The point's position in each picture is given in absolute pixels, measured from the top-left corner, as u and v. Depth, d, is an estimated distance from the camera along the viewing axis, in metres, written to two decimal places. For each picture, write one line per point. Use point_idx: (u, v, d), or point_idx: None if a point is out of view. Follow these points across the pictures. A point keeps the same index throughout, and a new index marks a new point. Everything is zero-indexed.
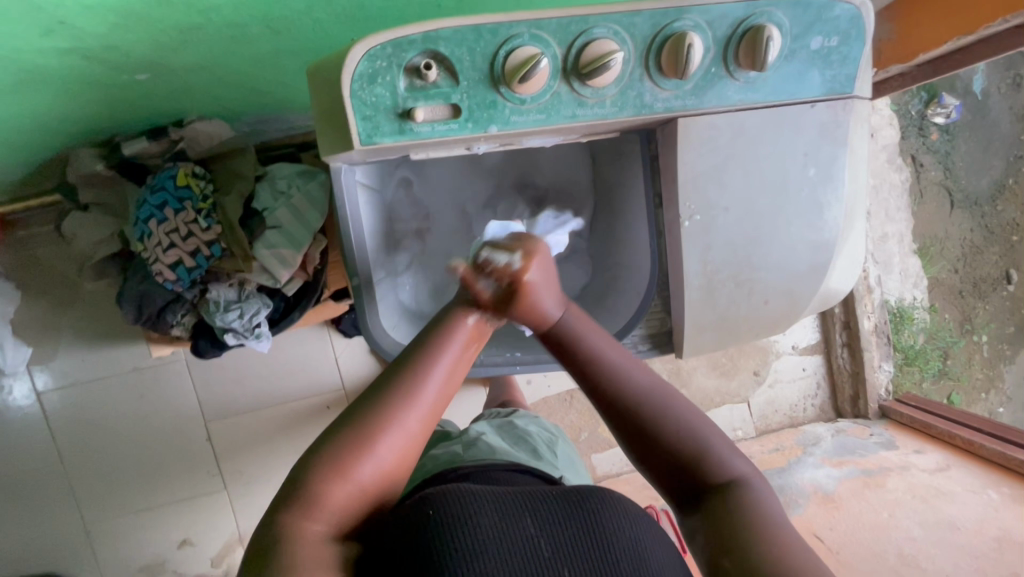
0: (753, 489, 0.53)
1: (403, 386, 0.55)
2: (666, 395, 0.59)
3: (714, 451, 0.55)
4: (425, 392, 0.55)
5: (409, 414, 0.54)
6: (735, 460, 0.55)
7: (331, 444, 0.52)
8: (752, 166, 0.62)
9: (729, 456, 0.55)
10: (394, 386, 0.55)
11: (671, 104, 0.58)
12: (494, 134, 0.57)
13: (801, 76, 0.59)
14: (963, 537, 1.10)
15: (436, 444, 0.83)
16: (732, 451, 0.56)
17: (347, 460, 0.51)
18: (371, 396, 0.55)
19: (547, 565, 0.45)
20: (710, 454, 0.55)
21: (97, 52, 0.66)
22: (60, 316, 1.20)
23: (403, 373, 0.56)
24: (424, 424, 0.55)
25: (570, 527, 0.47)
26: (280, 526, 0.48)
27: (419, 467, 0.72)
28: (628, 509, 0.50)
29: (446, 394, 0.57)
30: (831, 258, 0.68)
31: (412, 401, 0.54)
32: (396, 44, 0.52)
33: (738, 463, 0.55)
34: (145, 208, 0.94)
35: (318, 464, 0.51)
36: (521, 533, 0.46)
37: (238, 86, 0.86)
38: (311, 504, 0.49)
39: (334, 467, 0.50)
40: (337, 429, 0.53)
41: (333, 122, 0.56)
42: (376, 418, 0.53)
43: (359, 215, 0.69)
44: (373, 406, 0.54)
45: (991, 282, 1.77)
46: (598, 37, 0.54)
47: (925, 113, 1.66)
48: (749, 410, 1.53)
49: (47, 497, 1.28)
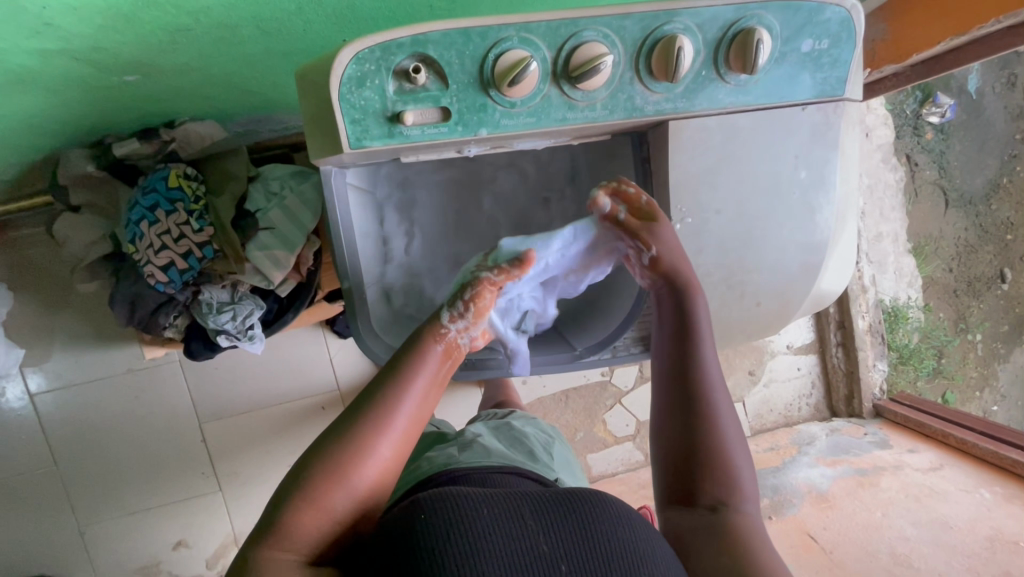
0: (750, 521, 0.54)
1: (374, 415, 0.53)
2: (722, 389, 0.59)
3: (732, 471, 0.55)
4: (394, 423, 0.53)
5: (381, 444, 0.53)
6: (748, 484, 0.56)
7: (304, 474, 0.51)
8: (743, 168, 0.62)
9: (744, 479, 0.55)
10: (363, 415, 0.53)
11: (662, 107, 0.58)
12: (484, 137, 0.57)
13: (792, 79, 0.59)
14: (956, 536, 1.11)
15: (431, 446, 0.83)
16: (748, 471, 0.56)
17: (318, 493, 0.50)
18: (342, 424, 0.53)
19: (545, 561, 0.45)
20: (726, 475, 0.55)
21: (85, 54, 0.66)
22: (52, 317, 1.19)
23: (373, 401, 0.54)
24: (395, 452, 0.54)
25: (565, 524, 0.47)
26: (258, 557, 0.48)
27: (413, 470, 0.72)
28: (621, 511, 0.50)
29: (418, 418, 0.55)
30: (822, 260, 0.68)
31: (383, 432, 0.53)
32: (385, 47, 0.51)
33: (750, 487, 0.56)
34: (136, 209, 0.93)
35: (291, 494, 0.50)
36: (516, 531, 0.46)
37: (230, 87, 0.85)
38: (286, 534, 0.49)
39: (305, 498, 0.50)
40: (309, 459, 0.52)
41: (322, 126, 0.56)
42: (346, 448, 0.51)
43: (349, 217, 0.69)
44: (344, 435, 0.52)
45: (985, 281, 1.78)
46: (588, 40, 0.54)
47: (920, 112, 1.67)
48: (743, 406, 1.50)
49: (42, 499, 1.28)
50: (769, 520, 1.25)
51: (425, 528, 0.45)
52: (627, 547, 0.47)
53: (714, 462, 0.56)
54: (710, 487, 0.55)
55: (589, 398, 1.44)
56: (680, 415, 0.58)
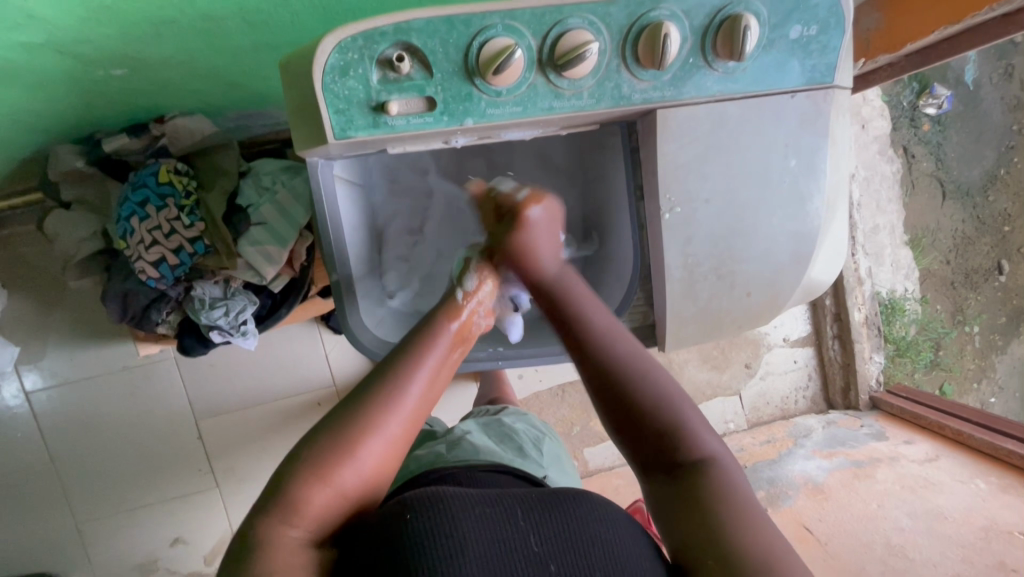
0: (728, 472, 0.53)
1: (388, 387, 0.55)
2: (644, 365, 0.59)
3: (685, 428, 0.55)
4: (407, 397, 0.55)
5: (391, 420, 0.54)
6: (709, 439, 0.55)
7: (312, 449, 0.51)
8: (732, 157, 0.62)
9: (703, 435, 0.55)
10: (377, 391, 0.55)
11: (649, 95, 0.58)
12: (470, 127, 0.57)
13: (781, 66, 0.58)
14: (950, 526, 1.11)
15: (421, 444, 0.83)
16: (707, 431, 0.56)
17: (327, 468, 0.50)
18: (352, 403, 0.55)
19: (534, 561, 0.45)
20: (681, 428, 0.55)
21: (70, 47, 0.65)
22: (45, 315, 1.19)
23: (385, 376, 0.57)
24: (406, 430, 0.55)
25: (555, 524, 0.47)
26: (264, 532, 0.47)
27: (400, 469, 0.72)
28: (607, 510, 0.50)
29: (430, 395, 0.58)
30: (813, 249, 0.67)
31: (397, 407, 0.54)
32: (367, 36, 0.51)
33: (712, 442, 0.55)
34: (127, 205, 0.93)
35: (298, 472, 0.50)
36: (505, 532, 0.46)
37: (218, 81, 0.85)
38: (291, 508, 0.49)
39: (315, 472, 0.50)
40: (318, 437, 0.52)
41: (307, 117, 0.55)
42: (356, 423, 0.53)
43: (337, 210, 0.69)
44: (354, 410, 0.54)
45: (983, 273, 1.78)
46: (574, 27, 0.53)
47: (917, 104, 1.66)
48: (741, 402, 1.52)
49: (38, 497, 1.28)
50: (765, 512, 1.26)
51: (414, 527, 0.44)
52: (612, 547, 0.47)
53: (662, 417, 0.56)
54: (677, 446, 0.54)
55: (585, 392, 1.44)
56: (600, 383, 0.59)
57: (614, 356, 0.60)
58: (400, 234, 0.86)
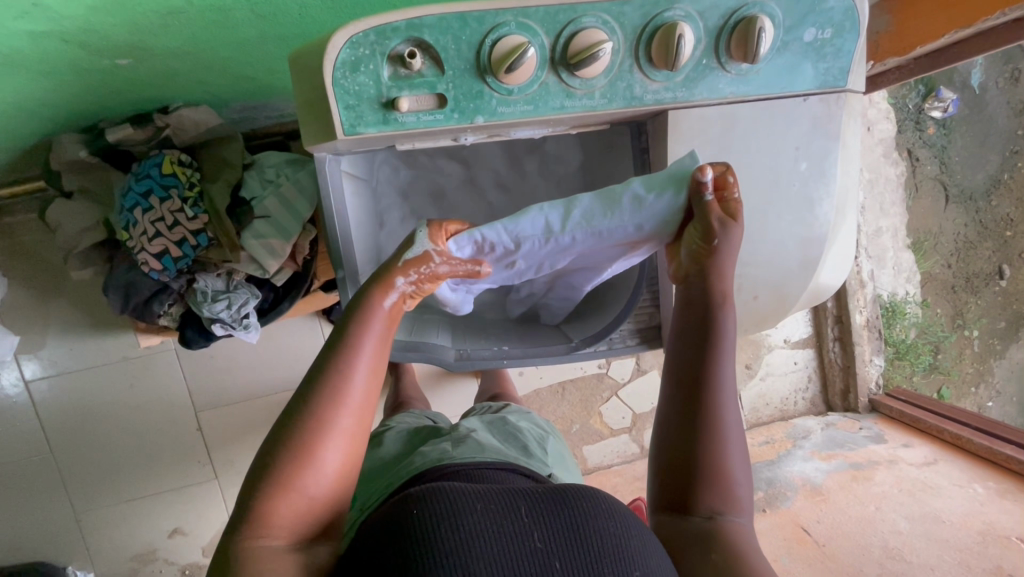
0: (745, 533, 0.54)
1: (331, 390, 0.51)
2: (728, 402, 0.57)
3: (728, 483, 0.55)
4: (350, 397, 0.52)
5: (340, 415, 0.51)
6: (744, 497, 0.56)
7: (268, 462, 0.49)
8: (742, 160, 0.62)
9: (740, 493, 0.55)
10: (320, 391, 0.51)
11: (661, 96, 0.57)
12: (480, 125, 0.56)
13: (794, 69, 0.58)
14: (948, 530, 1.12)
15: (424, 441, 0.83)
16: (744, 488, 0.56)
17: (287, 477, 0.49)
18: (301, 406, 0.51)
19: (539, 559, 0.45)
20: (723, 486, 0.55)
21: (77, 36, 0.65)
22: (45, 304, 1.18)
23: (327, 381, 0.51)
24: (359, 422, 0.52)
25: (560, 521, 0.47)
26: (242, 548, 0.48)
27: (405, 464, 0.71)
28: (613, 507, 0.50)
29: (375, 381, 0.54)
30: (821, 253, 0.67)
31: (343, 403, 0.51)
32: (379, 31, 0.50)
33: (746, 498, 0.56)
34: (130, 195, 0.92)
35: (264, 480, 0.49)
36: (511, 530, 0.46)
37: (225, 73, 0.84)
38: (261, 521, 0.48)
39: (277, 484, 0.49)
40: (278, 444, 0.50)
41: (316, 111, 0.55)
42: (306, 430, 0.50)
43: (344, 205, 0.68)
44: (304, 410, 0.51)
45: (984, 277, 1.78)
46: (588, 26, 0.53)
47: (923, 107, 1.66)
48: (741, 403, 1.52)
49: (37, 486, 1.28)
50: (762, 513, 1.27)
51: (426, 528, 0.45)
52: (620, 544, 0.47)
53: (711, 472, 0.55)
54: (705, 498, 0.54)
55: (585, 390, 1.44)
56: (680, 410, 0.57)
57: (718, 392, 0.57)
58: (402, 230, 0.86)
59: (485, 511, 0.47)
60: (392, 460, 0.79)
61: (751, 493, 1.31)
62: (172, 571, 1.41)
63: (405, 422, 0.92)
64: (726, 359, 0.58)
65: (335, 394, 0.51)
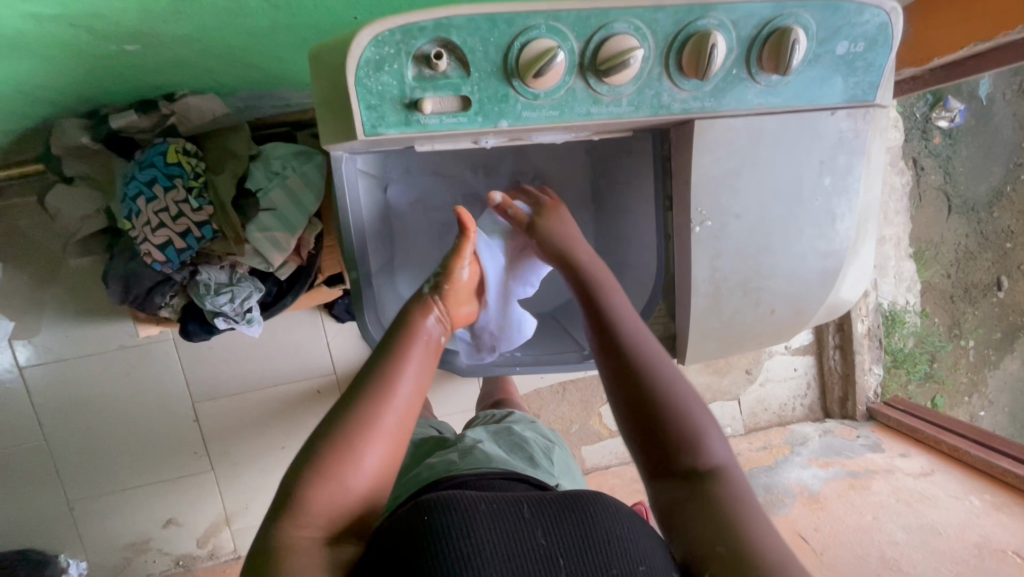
0: (732, 474, 0.55)
1: (372, 394, 0.54)
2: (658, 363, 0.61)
3: (700, 432, 0.56)
4: (395, 397, 0.54)
5: (383, 416, 0.53)
6: (718, 445, 0.56)
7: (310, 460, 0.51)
8: (767, 172, 0.61)
9: (714, 444, 0.56)
10: (363, 394, 0.54)
11: (689, 105, 0.56)
12: (504, 129, 0.55)
13: (824, 82, 0.57)
14: (945, 542, 1.13)
15: (432, 452, 0.81)
16: (718, 439, 0.57)
17: (329, 468, 0.50)
18: (348, 400, 0.54)
19: (541, 557, 0.45)
20: (693, 435, 0.56)
21: (86, 21, 0.63)
22: (41, 290, 1.16)
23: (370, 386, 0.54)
24: (400, 427, 0.54)
25: (566, 522, 0.47)
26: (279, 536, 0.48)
27: (413, 477, 0.70)
28: (620, 511, 0.50)
29: (419, 389, 0.56)
30: (840, 268, 0.67)
31: (387, 402, 0.54)
32: (406, 30, 0.49)
33: (721, 448, 0.56)
34: (133, 184, 0.90)
35: (305, 473, 0.51)
36: (515, 529, 0.46)
37: (236, 62, 0.82)
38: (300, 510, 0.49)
39: (318, 472, 0.50)
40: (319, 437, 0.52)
41: (336, 110, 0.53)
42: (346, 434, 0.52)
43: (358, 205, 0.67)
44: (348, 408, 0.53)
45: (982, 288, 1.79)
46: (619, 32, 0.52)
47: (930, 116, 1.65)
48: (740, 407, 1.52)
49: (29, 473, 1.26)
50: None
51: (431, 524, 0.45)
52: (623, 542, 0.47)
53: (677, 427, 0.56)
54: (680, 453, 0.55)
55: (585, 391, 1.43)
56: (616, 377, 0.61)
57: (649, 361, 0.60)
58: (416, 234, 0.85)
59: (490, 513, 0.47)
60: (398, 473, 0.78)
61: None
62: (165, 561, 1.40)
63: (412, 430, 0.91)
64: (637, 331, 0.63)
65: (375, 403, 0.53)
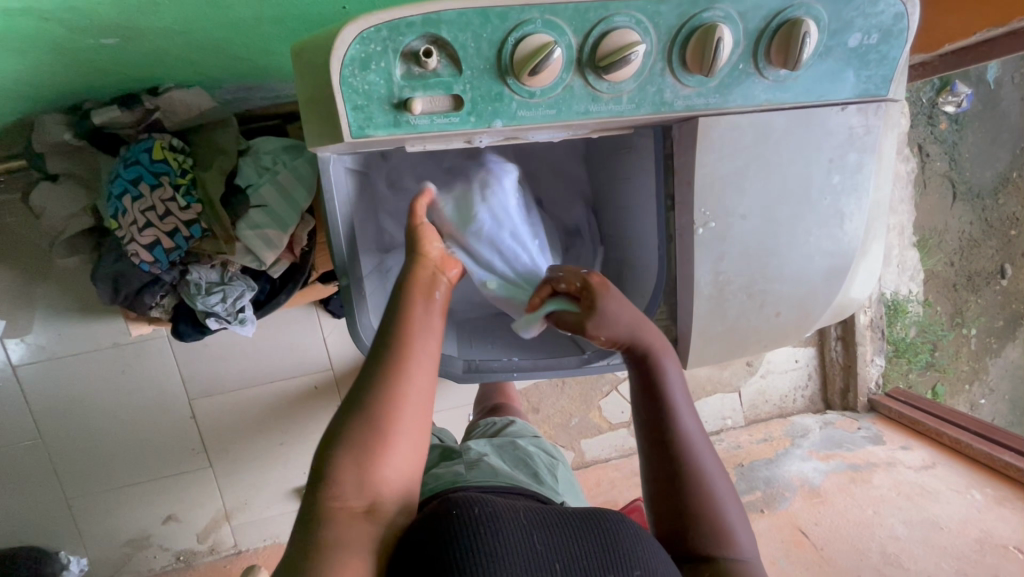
0: (752, 567, 0.58)
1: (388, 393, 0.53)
2: (700, 450, 0.61)
3: (728, 525, 0.58)
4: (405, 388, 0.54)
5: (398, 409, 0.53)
6: (747, 540, 0.59)
7: (346, 430, 0.52)
8: (773, 171, 0.58)
9: (743, 539, 0.59)
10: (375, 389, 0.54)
11: (693, 102, 0.53)
12: (499, 129, 0.52)
13: (835, 76, 0.54)
14: (945, 537, 1.14)
15: (434, 464, 0.79)
16: (745, 530, 0.59)
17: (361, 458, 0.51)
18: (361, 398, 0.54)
19: (540, 557, 0.44)
20: (722, 527, 0.58)
21: (60, 14, 0.59)
22: (29, 289, 1.13)
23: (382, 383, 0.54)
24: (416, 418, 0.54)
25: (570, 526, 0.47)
26: (322, 504, 0.50)
27: (418, 487, 0.68)
28: (618, 518, 0.49)
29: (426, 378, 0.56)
30: (847, 269, 0.65)
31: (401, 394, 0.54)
32: (393, 26, 0.46)
33: (747, 541, 0.59)
34: (118, 182, 0.87)
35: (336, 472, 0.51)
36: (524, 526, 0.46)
37: (219, 53, 0.79)
38: (338, 465, 0.51)
39: (351, 468, 0.51)
40: (340, 436, 0.52)
41: (322, 111, 0.51)
42: (378, 401, 0.53)
43: (347, 207, 0.64)
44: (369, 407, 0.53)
45: (986, 276, 1.77)
46: (619, 26, 0.49)
47: (936, 101, 1.60)
48: (740, 399, 1.47)
49: (26, 472, 1.25)
50: (761, 513, 1.26)
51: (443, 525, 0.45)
52: (619, 545, 0.46)
53: (709, 514, 0.58)
54: (706, 542, 0.58)
55: (585, 384, 1.41)
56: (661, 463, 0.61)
57: (691, 447, 0.61)
58: None
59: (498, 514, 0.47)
60: None
61: (749, 492, 1.31)
62: (166, 557, 1.41)
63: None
64: (686, 416, 0.63)
65: (395, 372, 0.55)
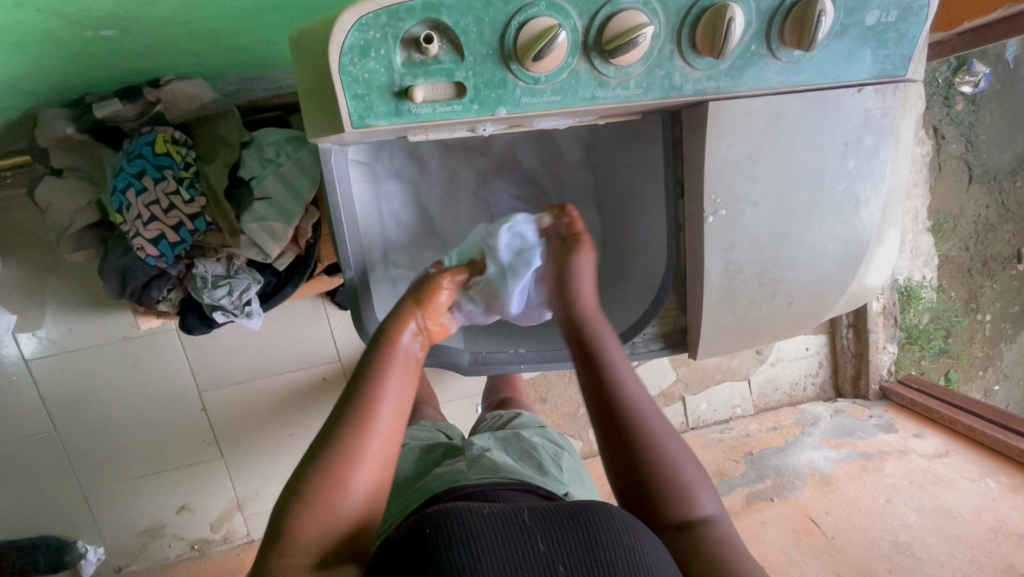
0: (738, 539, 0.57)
1: (359, 421, 0.54)
2: (651, 423, 0.60)
3: (689, 488, 0.57)
4: (381, 414, 0.55)
5: (369, 438, 0.53)
6: (708, 498, 0.58)
7: (302, 478, 0.52)
8: (787, 155, 0.57)
9: (703, 497, 0.57)
10: (349, 419, 0.54)
11: (702, 86, 0.52)
12: (502, 117, 0.51)
13: (851, 56, 0.52)
14: (959, 525, 1.13)
15: (439, 461, 0.79)
16: (706, 491, 0.58)
17: (320, 494, 0.51)
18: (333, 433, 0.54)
19: (541, 564, 0.43)
20: (684, 491, 0.57)
21: (56, 6, 0.58)
22: (40, 283, 1.13)
23: (355, 409, 0.55)
24: (386, 448, 0.54)
25: (570, 531, 0.46)
26: (281, 548, 0.49)
27: (420, 487, 0.68)
28: (624, 518, 0.48)
29: (402, 407, 0.57)
30: (861, 257, 0.63)
31: (373, 420, 0.54)
32: (392, 11, 0.45)
33: (710, 500, 0.58)
34: (122, 176, 0.87)
35: (296, 510, 0.50)
36: (511, 535, 0.45)
37: (219, 44, 0.78)
38: (302, 501, 0.51)
39: (311, 503, 0.50)
40: (304, 474, 0.52)
41: (321, 101, 0.50)
42: (333, 449, 0.52)
43: (349, 199, 0.64)
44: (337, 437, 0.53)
45: (1001, 261, 1.74)
46: (626, 7, 0.47)
47: (952, 81, 1.55)
48: (750, 387, 1.47)
49: (41, 463, 1.27)
50: (771, 502, 1.26)
51: (425, 538, 0.45)
52: (624, 550, 0.45)
53: (667, 483, 0.57)
54: (672, 509, 0.56)
55: None
56: (618, 446, 0.59)
57: (640, 415, 0.60)
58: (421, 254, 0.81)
59: (486, 521, 0.46)
60: (405, 483, 0.77)
61: (759, 481, 1.30)
62: (181, 545, 1.43)
63: (417, 436, 0.90)
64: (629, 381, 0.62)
65: (361, 422, 0.54)
